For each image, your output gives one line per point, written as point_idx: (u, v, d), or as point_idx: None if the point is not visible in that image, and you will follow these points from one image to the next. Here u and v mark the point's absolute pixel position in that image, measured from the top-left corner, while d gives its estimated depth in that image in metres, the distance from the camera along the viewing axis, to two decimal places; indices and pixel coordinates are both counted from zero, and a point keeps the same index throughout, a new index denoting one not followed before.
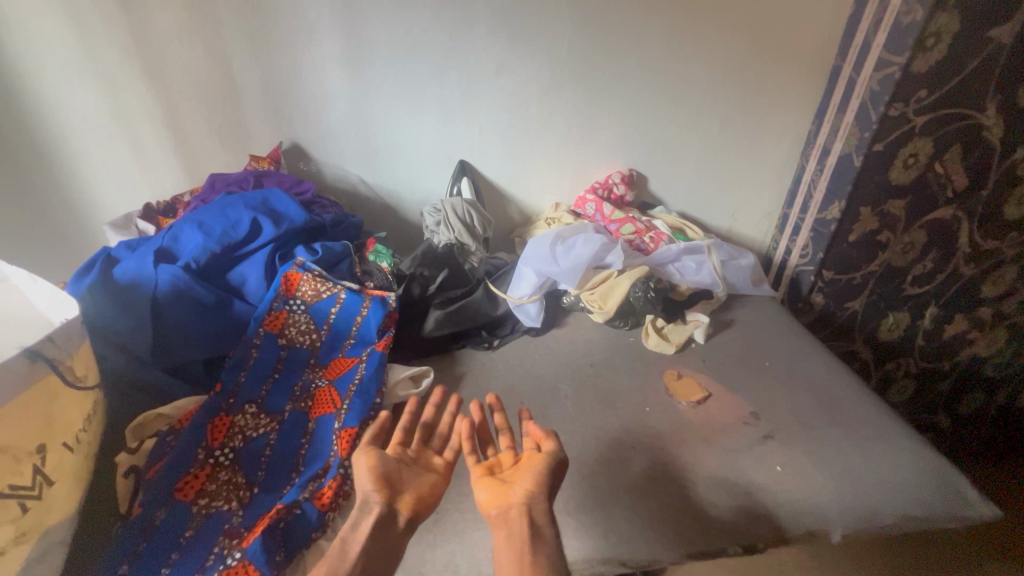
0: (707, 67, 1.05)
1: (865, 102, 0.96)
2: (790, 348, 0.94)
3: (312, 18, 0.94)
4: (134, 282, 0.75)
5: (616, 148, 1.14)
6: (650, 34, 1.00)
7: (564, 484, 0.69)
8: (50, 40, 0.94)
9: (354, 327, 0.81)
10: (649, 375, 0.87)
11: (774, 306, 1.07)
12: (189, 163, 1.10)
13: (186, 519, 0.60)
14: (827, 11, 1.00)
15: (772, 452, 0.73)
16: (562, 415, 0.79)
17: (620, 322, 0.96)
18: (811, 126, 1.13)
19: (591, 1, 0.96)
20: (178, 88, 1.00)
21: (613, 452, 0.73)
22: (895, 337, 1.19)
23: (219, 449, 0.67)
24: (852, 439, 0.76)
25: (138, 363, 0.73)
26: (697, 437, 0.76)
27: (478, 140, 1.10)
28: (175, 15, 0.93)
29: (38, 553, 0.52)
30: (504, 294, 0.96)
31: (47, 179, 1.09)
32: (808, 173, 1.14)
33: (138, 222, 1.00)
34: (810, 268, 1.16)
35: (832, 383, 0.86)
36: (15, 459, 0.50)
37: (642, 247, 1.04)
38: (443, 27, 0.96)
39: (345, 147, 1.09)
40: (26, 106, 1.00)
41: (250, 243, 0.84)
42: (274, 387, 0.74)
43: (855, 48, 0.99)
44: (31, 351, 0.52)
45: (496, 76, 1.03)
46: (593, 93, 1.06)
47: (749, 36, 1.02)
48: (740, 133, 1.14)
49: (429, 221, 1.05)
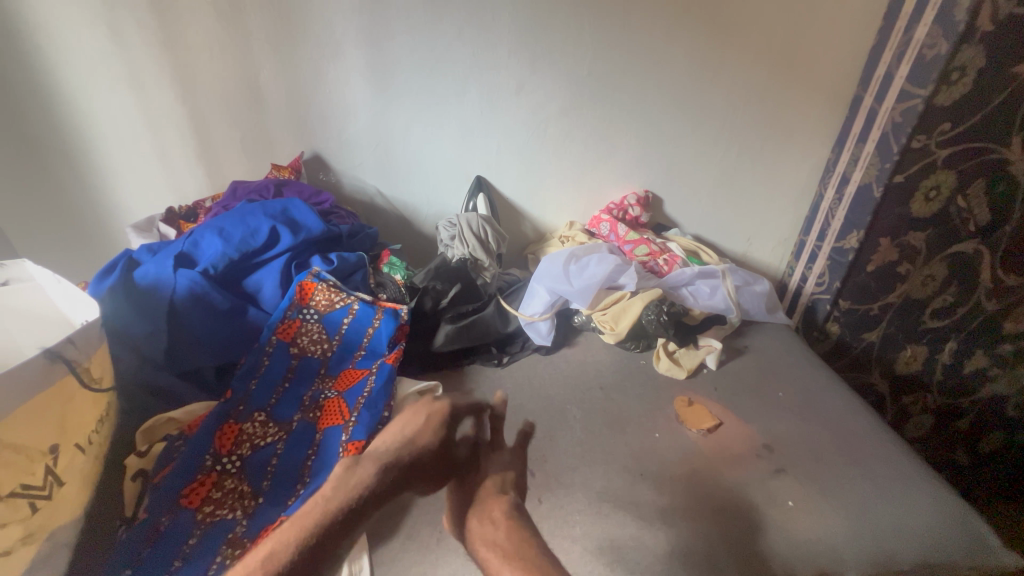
0: (727, 93, 1.05)
1: (887, 133, 0.96)
2: (806, 379, 0.92)
3: (339, 32, 0.96)
4: (153, 285, 0.76)
5: (633, 170, 1.14)
6: (671, 59, 1.01)
7: (571, 510, 0.68)
8: (88, 48, 0.98)
9: (365, 338, 0.82)
10: (660, 400, 0.86)
11: (788, 334, 1.05)
12: (211, 169, 1.12)
13: (190, 526, 0.60)
14: (849, 41, 1.00)
15: (784, 486, 0.72)
16: (571, 438, 0.78)
17: (631, 344, 0.96)
18: (830, 154, 1.12)
19: (614, 25, 0.97)
20: (205, 96, 1.03)
21: (621, 479, 0.72)
22: (912, 370, 1.16)
23: (226, 456, 0.67)
24: (869, 477, 0.74)
25: (152, 365, 0.74)
26: (708, 467, 0.74)
27: (495, 157, 1.11)
28: (207, 26, 0.95)
29: (43, 554, 0.52)
30: (515, 311, 0.96)
31: (76, 181, 1.12)
32: (825, 202, 1.13)
33: (160, 226, 1.02)
34: (827, 297, 1.16)
35: (848, 418, 0.85)
36: (29, 458, 0.50)
37: (655, 270, 1.03)
38: (467, 45, 0.98)
39: (365, 159, 1.10)
40: (61, 110, 1.04)
41: (268, 251, 0.85)
42: (284, 397, 0.75)
43: (877, 78, 0.99)
44: (51, 352, 0.53)
45: (517, 95, 1.04)
46: (611, 115, 1.07)
47: (770, 63, 1.03)
48: (758, 158, 1.13)
49: (444, 235, 1.06)
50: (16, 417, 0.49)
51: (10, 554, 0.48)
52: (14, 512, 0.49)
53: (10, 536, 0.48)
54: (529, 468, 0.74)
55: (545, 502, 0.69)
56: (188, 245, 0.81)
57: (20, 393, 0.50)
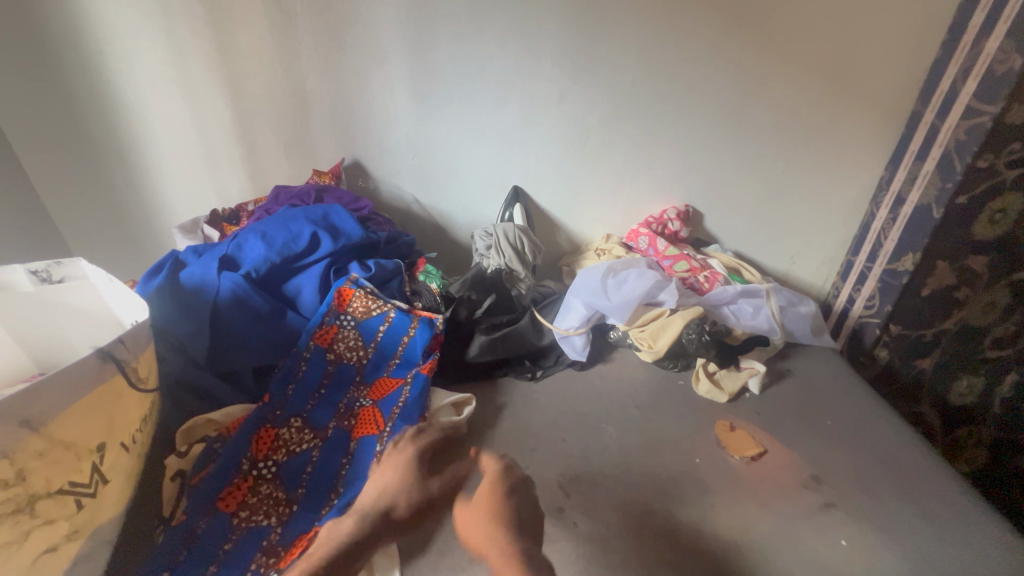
0: (775, 107, 1.02)
1: (949, 151, 0.91)
2: (856, 408, 0.88)
3: (385, 42, 0.98)
4: (198, 287, 0.78)
5: (673, 184, 1.12)
6: (719, 72, 0.99)
7: (608, 535, 0.65)
8: (145, 54, 1.01)
9: (400, 347, 0.81)
10: (700, 423, 0.83)
11: (834, 358, 1.01)
12: (254, 173, 1.15)
13: (226, 530, 0.60)
14: (909, 55, 0.96)
15: (835, 522, 0.68)
16: (607, 458, 0.76)
17: (670, 364, 0.93)
18: (884, 172, 1.07)
19: (661, 37, 0.95)
20: (253, 103, 1.06)
21: (660, 505, 0.69)
22: (968, 402, 1.09)
23: (262, 461, 0.67)
24: (930, 518, 0.69)
25: (193, 366, 0.75)
26: (752, 497, 0.71)
27: (533, 168, 1.10)
28: (258, 35, 0.98)
29: (85, 552, 0.53)
30: (550, 324, 0.94)
31: (128, 182, 1.16)
32: (877, 221, 1.08)
33: (204, 227, 1.04)
34: (876, 321, 1.09)
35: (904, 452, 0.80)
36: (77, 456, 0.51)
37: (695, 287, 1.00)
38: (511, 55, 0.98)
39: (404, 167, 1.11)
40: (117, 114, 1.08)
41: (308, 256, 0.86)
42: (319, 403, 0.75)
43: (939, 94, 0.94)
44: (103, 351, 0.53)
45: (558, 106, 1.03)
46: (654, 128, 1.05)
47: (822, 76, 0.99)
48: (806, 174, 1.09)
49: (480, 245, 1.04)
50: (68, 414, 0.50)
51: (55, 550, 0.49)
52: (60, 508, 0.49)
53: (55, 532, 0.49)
54: (563, 487, 0.71)
55: (581, 525, 0.66)
56: (232, 248, 0.82)
57: (72, 392, 0.51)
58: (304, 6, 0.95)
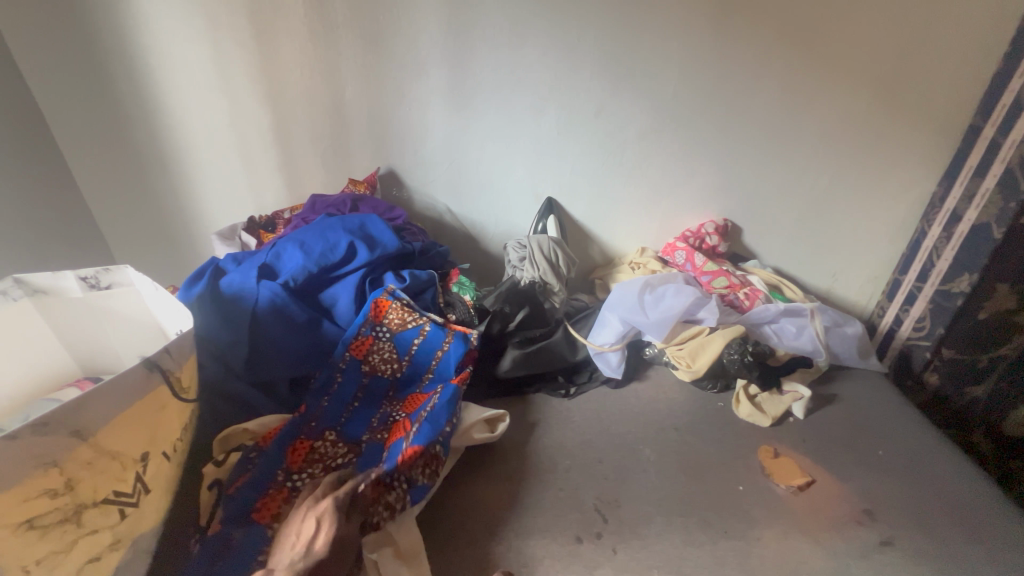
0: (823, 120, 0.99)
1: (1013, 168, 0.87)
2: (909, 438, 0.83)
3: (424, 53, 0.98)
4: (237, 295, 0.78)
5: (712, 198, 1.09)
6: (764, 85, 0.96)
7: (649, 565, 0.63)
8: (191, 65, 1.03)
9: (433, 361, 0.80)
10: (742, 448, 0.80)
11: (883, 383, 0.96)
12: (290, 181, 1.16)
13: (262, 540, 0.59)
14: (968, 68, 0.92)
15: (892, 561, 0.64)
16: (646, 483, 0.73)
17: (709, 384, 0.90)
18: (937, 188, 1.02)
19: (706, 49, 0.93)
20: (293, 112, 1.07)
21: (703, 534, 0.67)
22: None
23: (297, 474, 0.66)
24: (995, 562, 0.65)
25: (231, 374, 0.75)
26: (801, 531, 0.67)
27: (568, 180, 1.09)
28: (301, 46, 0.99)
29: (127, 562, 0.53)
30: (585, 339, 0.92)
31: (170, 189, 1.19)
32: (929, 239, 1.03)
33: (242, 234, 1.06)
34: (927, 344, 1.04)
35: (964, 487, 0.75)
36: (122, 465, 0.51)
37: (735, 304, 0.97)
38: (550, 66, 0.97)
39: (438, 177, 1.11)
40: (163, 122, 1.11)
41: (344, 265, 0.86)
42: (353, 416, 0.74)
43: (1002, 109, 0.89)
44: (150, 362, 0.54)
45: (596, 118, 1.01)
46: (694, 141, 1.03)
47: (874, 90, 0.95)
48: (853, 190, 1.05)
49: (513, 256, 1.03)
50: (115, 424, 0.50)
51: (97, 561, 0.49)
52: (104, 518, 0.50)
53: (99, 542, 0.49)
54: (601, 512, 0.69)
55: (621, 554, 0.64)
56: (271, 257, 0.83)
57: (121, 401, 0.51)
58: (347, 18, 0.95)
